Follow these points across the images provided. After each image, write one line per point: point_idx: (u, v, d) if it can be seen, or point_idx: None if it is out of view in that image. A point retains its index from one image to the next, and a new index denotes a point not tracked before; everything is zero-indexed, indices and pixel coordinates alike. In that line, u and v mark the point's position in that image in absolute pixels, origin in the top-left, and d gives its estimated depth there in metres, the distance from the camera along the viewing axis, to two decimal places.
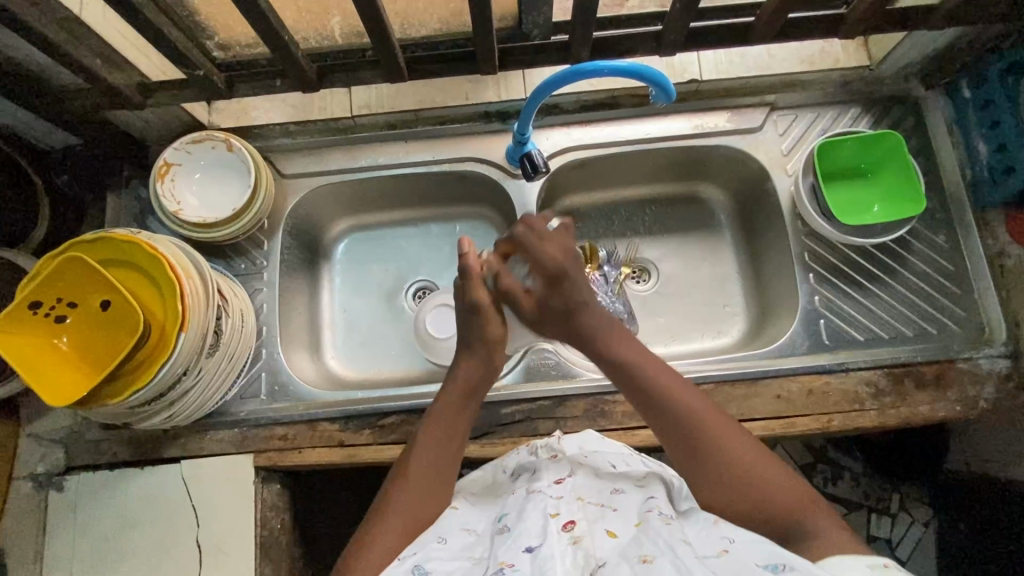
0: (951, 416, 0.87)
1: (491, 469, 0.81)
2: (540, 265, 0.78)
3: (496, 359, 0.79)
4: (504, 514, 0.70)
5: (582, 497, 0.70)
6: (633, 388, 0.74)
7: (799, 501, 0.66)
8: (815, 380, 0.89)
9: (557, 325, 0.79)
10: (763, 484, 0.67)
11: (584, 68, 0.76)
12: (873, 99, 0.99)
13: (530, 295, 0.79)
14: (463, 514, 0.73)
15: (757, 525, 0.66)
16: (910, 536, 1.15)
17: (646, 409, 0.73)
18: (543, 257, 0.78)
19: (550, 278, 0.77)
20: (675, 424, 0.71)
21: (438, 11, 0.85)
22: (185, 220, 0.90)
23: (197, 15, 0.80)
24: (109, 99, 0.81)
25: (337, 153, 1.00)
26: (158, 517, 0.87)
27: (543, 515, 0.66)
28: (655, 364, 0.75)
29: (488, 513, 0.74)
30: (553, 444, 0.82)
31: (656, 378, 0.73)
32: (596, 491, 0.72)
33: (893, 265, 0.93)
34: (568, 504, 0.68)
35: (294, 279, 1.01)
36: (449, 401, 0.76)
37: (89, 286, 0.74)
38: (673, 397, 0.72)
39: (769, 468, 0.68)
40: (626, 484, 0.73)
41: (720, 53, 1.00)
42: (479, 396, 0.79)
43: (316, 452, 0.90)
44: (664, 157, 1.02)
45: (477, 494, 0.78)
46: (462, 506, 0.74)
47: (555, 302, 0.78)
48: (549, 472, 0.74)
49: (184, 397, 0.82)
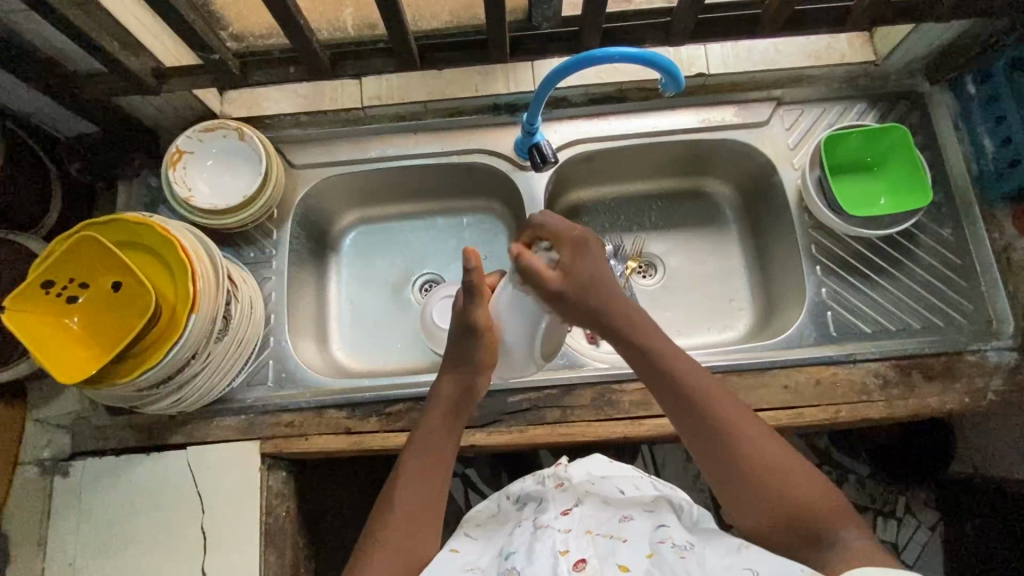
0: (958, 408, 0.87)
1: (497, 499, 0.81)
2: (562, 234, 0.75)
3: (478, 382, 0.78)
4: (511, 550, 0.68)
5: (591, 529, 0.68)
6: (667, 395, 0.72)
7: (828, 506, 0.65)
8: (823, 371, 0.89)
9: (582, 305, 0.73)
10: (793, 490, 0.66)
11: (594, 55, 0.76)
12: (878, 96, 1.00)
13: (557, 271, 0.74)
14: (465, 556, 0.71)
15: (789, 534, 0.65)
16: (915, 540, 1.15)
17: (683, 416, 0.71)
18: (562, 230, 0.76)
19: (576, 245, 0.75)
20: (710, 426, 0.69)
21: (449, 4, 0.87)
22: (195, 207, 0.90)
23: (212, 5, 0.83)
24: (123, 84, 0.82)
25: (347, 144, 1.01)
26: (163, 503, 0.87)
27: (552, 553, 0.64)
28: (688, 362, 0.73)
29: (490, 548, 0.72)
30: (560, 472, 0.82)
31: (686, 376, 0.72)
32: (604, 521, 0.70)
33: (900, 258, 0.94)
34: (577, 538, 0.66)
35: (303, 269, 1.02)
36: (430, 430, 0.75)
37: (102, 267, 0.74)
38: (700, 398, 0.70)
39: (802, 475, 0.67)
40: (635, 511, 0.72)
41: (727, 48, 1.00)
42: (461, 415, 0.78)
43: (322, 439, 0.89)
44: (672, 151, 1.03)
45: (482, 525, 0.78)
46: (464, 548, 0.72)
47: (583, 270, 0.73)
48: (555, 503, 0.73)
49: (191, 382, 0.82)
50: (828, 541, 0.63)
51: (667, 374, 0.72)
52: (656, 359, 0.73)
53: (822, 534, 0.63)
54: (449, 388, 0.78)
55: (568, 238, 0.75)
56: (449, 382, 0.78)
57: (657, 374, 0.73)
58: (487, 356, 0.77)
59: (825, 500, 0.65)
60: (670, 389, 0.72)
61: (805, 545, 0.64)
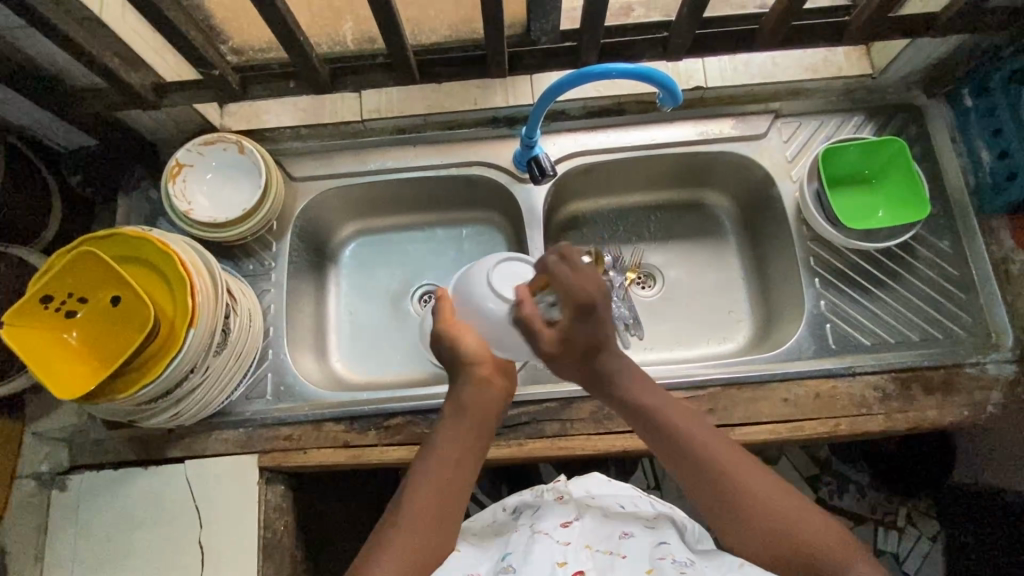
0: (959, 421, 0.87)
1: (495, 510, 0.82)
2: (570, 296, 0.69)
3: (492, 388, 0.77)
4: (508, 553, 0.69)
5: (590, 544, 0.68)
6: (658, 444, 0.73)
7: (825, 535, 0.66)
8: (823, 385, 0.89)
9: (573, 361, 0.73)
10: (790, 527, 0.66)
11: (592, 70, 0.77)
12: (875, 108, 1.00)
13: (553, 330, 0.70)
14: (464, 559, 0.70)
15: (785, 571, 0.66)
16: (916, 551, 1.14)
17: (672, 458, 0.72)
18: (573, 287, 0.69)
19: (581, 309, 0.69)
20: (701, 471, 0.70)
21: (448, 18, 0.88)
22: (194, 219, 0.90)
23: (213, 19, 0.82)
24: (123, 99, 0.83)
25: (346, 157, 1.01)
26: (161, 517, 0.87)
27: (550, 563, 0.64)
28: (673, 408, 0.74)
29: (487, 555, 0.71)
30: (560, 487, 0.81)
31: (674, 424, 0.72)
32: (604, 536, 0.70)
33: (898, 271, 0.94)
34: (576, 552, 0.66)
35: (301, 281, 1.02)
36: (454, 426, 0.75)
37: (100, 282, 0.74)
38: (693, 448, 0.71)
39: (799, 510, 0.67)
40: (636, 528, 0.72)
41: (725, 61, 1.00)
42: (484, 413, 0.76)
43: (321, 453, 0.89)
44: (670, 163, 1.03)
45: (478, 533, 0.78)
46: (467, 549, 0.72)
47: (579, 336, 0.70)
48: (555, 513, 0.72)
49: (190, 396, 0.82)
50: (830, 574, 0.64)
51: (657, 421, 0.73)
52: (648, 411, 0.73)
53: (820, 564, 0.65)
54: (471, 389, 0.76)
55: (571, 305, 0.69)
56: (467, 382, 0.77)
57: (650, 425, 0.73)
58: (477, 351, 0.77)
59: (821, 531, 0.66)
60: (659, 434, 0.73)
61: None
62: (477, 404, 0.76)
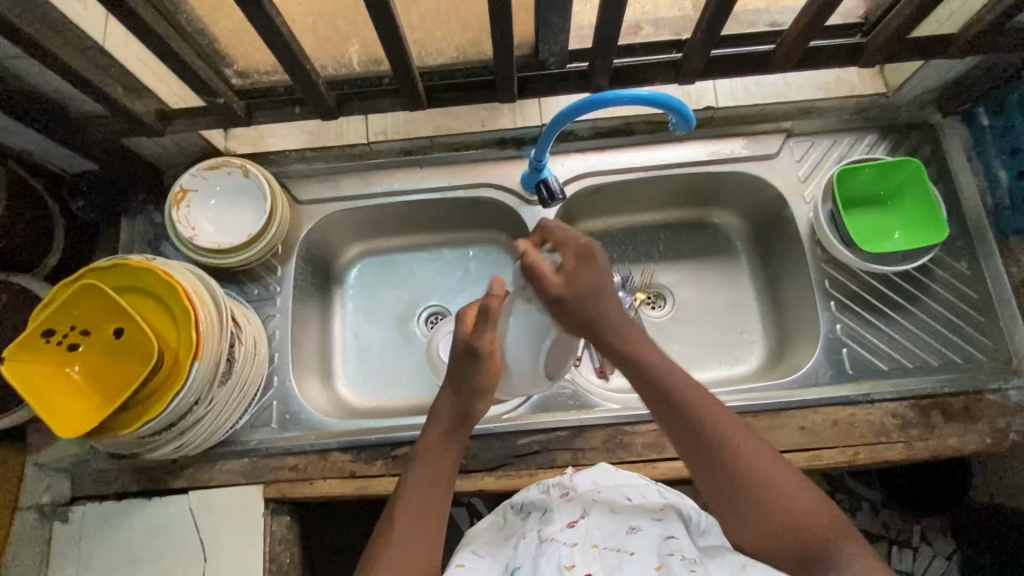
0: (981, 450, 0.84)
1: (501, 509, 0.79)
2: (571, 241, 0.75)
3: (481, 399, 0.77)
4: (516, 566, 0.67)
5: (596, 543, 0.67)
6: (653, 398, 0.71)
7: (821, 519, 0.62)
8: (840, 412, 0.87)
9: (574, 312, 0.72)
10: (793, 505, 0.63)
11: (604, 97, 0.76)
12: (888, 127, 0.99)
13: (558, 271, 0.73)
14: (472, 572, 0.69)
15: (780, 547, 0.62)
16: (932, 570, 1.12)
17: (672, 425, 0.69)
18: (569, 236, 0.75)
19: (580, 254, 0.74)
20: (703, 438, 0.67)
21: (456, 40, 0.85)
22: (199, 246, 0.89)
23: (217, 44, 0.81)
24: (128, 126, 0.82)
25: (351, 179, 1.00)
26: (165, 548, 0.85)
27: (558, 566, 0.63)
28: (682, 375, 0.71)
29: (498, 561, 0.70)
30: (565, 482, 0.79)
31: (678, 388, 0.70)
32: (611, 533, 0.68)
33: (916, 294, 0.92)
34: (583, 553, 0.65)
35: (306, 305, 1.00)
36: (434, 441, 0.75)
37: (102, 313, 0.72)
38: (700, 407, 0.68)
39: (802, 495, 0.64)
40: (644, 520, 0.69)
41: (736, 82, 0.98)
42: (462, 433, 0.76)
43: (328, 484, 0.87)
44: (680, 183, 1.02)
45: (489, 541, 0.74)
46: (470, 561, 0.70)
47: (584, 277, 0.72)
48: (561, 513, 0.71)
49: (194, 428, 0.80)
50: (825, 550, 0.60)
51: (663, 387, 0.70)
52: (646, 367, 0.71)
53: (822, 550, 0.61)
54: (448, 407, 0.76)
55: (574, 247, 0.74)
56: (445, 399, 0.77)
57: (650, 383, 0.71)
58: (489, 380, 0.75)
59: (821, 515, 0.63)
60: (665, 399, 0.70)
61: (793, 551, 0.62)
62: (454, 420, 0.75)
